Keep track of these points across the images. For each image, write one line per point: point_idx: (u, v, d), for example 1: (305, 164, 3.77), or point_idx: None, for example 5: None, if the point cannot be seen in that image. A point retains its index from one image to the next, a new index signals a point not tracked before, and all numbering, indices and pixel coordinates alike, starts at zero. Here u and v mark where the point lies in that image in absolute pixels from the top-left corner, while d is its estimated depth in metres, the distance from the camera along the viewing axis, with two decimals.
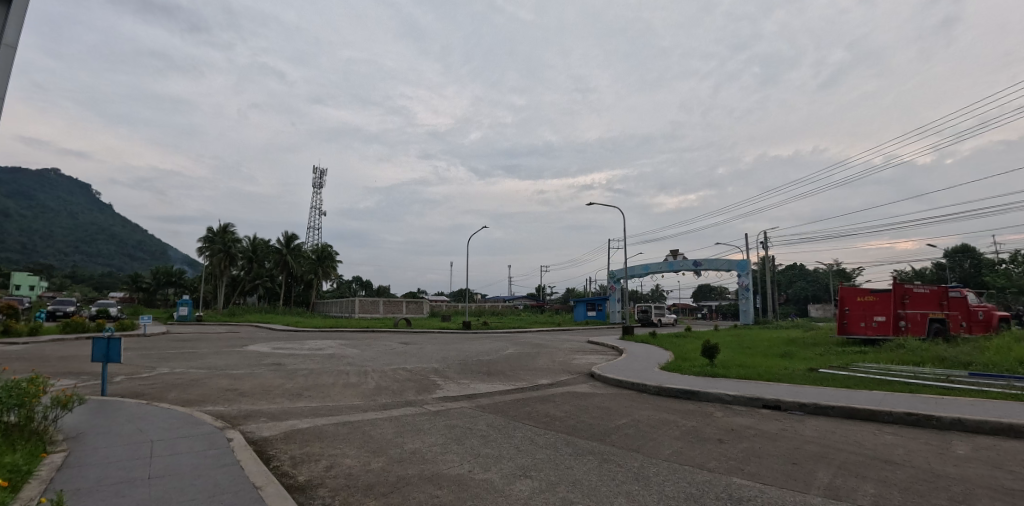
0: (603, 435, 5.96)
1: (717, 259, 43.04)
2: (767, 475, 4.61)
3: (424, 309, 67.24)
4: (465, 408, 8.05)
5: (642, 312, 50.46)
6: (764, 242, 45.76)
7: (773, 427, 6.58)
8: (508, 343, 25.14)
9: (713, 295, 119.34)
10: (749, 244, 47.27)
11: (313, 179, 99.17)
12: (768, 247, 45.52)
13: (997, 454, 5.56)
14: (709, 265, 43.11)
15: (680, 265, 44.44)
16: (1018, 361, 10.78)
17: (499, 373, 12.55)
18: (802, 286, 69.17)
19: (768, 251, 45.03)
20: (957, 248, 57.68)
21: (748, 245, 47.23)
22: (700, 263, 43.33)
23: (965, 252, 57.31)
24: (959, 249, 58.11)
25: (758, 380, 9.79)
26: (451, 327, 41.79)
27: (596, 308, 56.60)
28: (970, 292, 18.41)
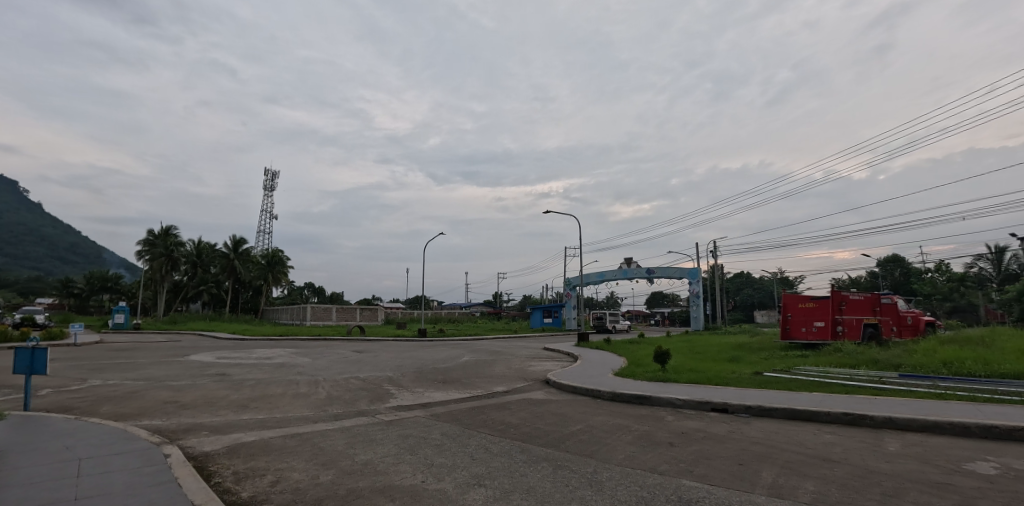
0: (558, 442, 5.98)
1: (670, 267, 44.43)
2: (714, 476, 4.77)
3: (379, 316, 65.76)
4: (420, 417, 7.90)
5: (598, 319, 51.33)
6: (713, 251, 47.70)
7: (721, 429, 6.81)
8: (464, 350, 24.92)
9: (666, 302, 123.03)
10: (699, 253, 49.17)
11: (265, 182, 95.82)
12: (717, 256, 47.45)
13: (924, 450, 5.98)
14: (662, 273, 44.45)
15: (634, 272, 45.64)
16: (941, 362, 11.67)
17: (455, 381, 12.41)
18: (748, 294, 72.37)
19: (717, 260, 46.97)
20: (888, 257, 62.14)
21: (698, 254, 49.13)
22: (653, 271, 44.62)
23: (896, 261, 61.82)
24: (891, 259, 62.57)
25: (707, 384, 10.14)
26: (407, 334, 41.02)
27: (553, 315, 57.13)
28: (900, 299, 19.80)
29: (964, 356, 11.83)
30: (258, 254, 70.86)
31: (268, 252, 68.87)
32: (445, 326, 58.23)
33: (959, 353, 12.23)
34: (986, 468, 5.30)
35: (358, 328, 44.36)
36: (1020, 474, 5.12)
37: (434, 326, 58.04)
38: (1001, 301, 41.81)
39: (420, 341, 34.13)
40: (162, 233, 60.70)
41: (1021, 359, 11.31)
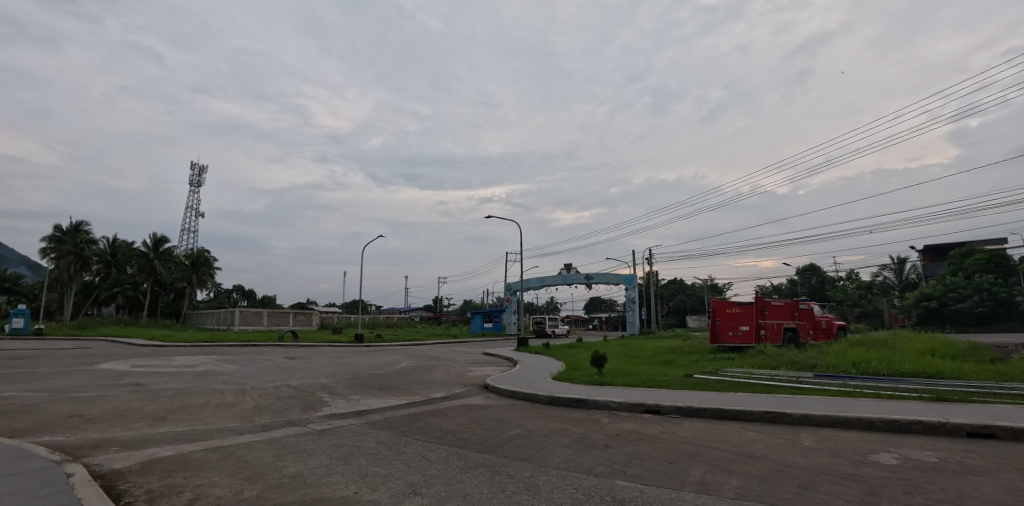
0: (496, 447, 5.97)
1: (608, 273, 45.84)
2: (647, 476, 4.93)
3: (314, 321, 63.00)
4: (355, 425, 7.63)
5: (538, 324, 52.04)
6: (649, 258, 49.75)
7: (654, 430, 7.08)
8: (402, 355, 24.42)
9: (604, 308, 126.97)
10: (636, 260, 51.05)
11: (192, 177, 89.67)
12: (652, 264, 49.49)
13: (835, 443, 6.50)
14: (601, 279, 45.76)
15: (573, 278, 46.64)
16: (851, 362, 12.80)
17: (392, 388, 12.12)
18: (681, 300, 75.95)
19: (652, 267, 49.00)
20: (806, 266, 67.41)
21: (635, 261, 51.01)
22: (592, 276, 45.82)
23: (812, 270, 67.19)
24: (808, 268, 67.91)
25: (641, 387, 10.51)
26: (344, 340, 39.54)
27: (494, 320, 57.28)
28: (816, 305, 21.49)
29: (870, 357, 13.04)
30: (181, 254, 65.96)
31: (193, 252, 64.35)
32: (383, 331, 56.78)
33: (865, 354, 13.43)
34: (888, 458, 5.85)
35: (291, 332, 42.32)
36: (915, 463, 5.69)
37: (372, 330, 56.37)
38: (901, 307, 46.59)
39: (358, 346, 33.11)
40: (70, 229, 55.25)
41: (916, 359, 12.65)
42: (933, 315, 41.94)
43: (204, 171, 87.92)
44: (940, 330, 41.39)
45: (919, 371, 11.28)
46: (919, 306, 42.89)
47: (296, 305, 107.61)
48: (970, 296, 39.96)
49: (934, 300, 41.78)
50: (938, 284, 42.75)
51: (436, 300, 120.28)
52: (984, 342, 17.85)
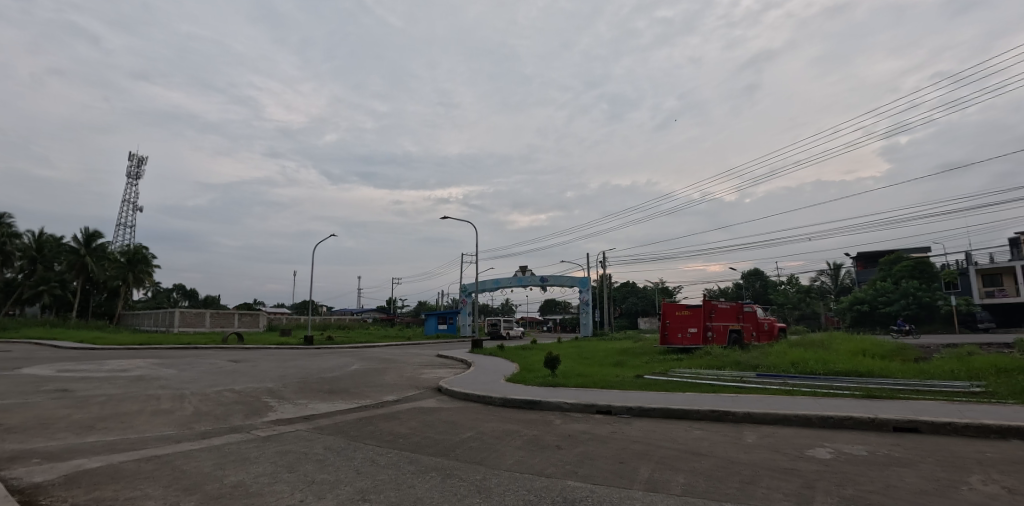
0: (448, 450, 5.90)
1: (563, 276, 46.44)
2: (596, 476, 5.00)
3: (261, 323, 60.50)
4: (302, 431, 7.36)
5: (492, 326, 52.03)
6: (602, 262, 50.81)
7: (605, 430, 7.20)
8: (353, 358, 23.78)
9: (558, 309, 128.40)
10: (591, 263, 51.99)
11: (129, 168, 84.26)
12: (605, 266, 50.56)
13: (775, 439, 6.83)
14: (555, 281, 46.29)
15: (528, 280, 46.96)
16: (790, 362, 13.47)
17: (342, 392, 11.79)
18: (633, 302, 77.85)
19: (605, 270, 50.09)
20: (751, 271, 70.69)
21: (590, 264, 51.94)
22: (547, 278, 46.30)
23: (756, 274, 70.52)
24: (752, 272, 71.24)
25: (594, 388, 10.68)
26: (293, 342, 38.13)
27: (448, 321, 56.84)
28: (759, 308, 22.53)
29: (807, 357, 13.78)
30: (116, 251, 61.77)
31: (130, 249, 60.45)
32: (336, 332, 55.19)
33: (803, 354, 14.20)
34: (823, 452, 6.19)
35: (235, 334, 40.47)
36: (847, 457, 6.05)
37: (323, 333, 54.67)
38: (836, 310, 49.53)
39: (306, 349, 32.02)
40: None
41: (848, 358, 13.47)
42: (865, 318, 44.78)
43: (142, 162, 83.02)
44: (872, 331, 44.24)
45: (850, 370, 12.02)
46: (852, 309, 45.61)
47: (242, 305, 102.97)
48: (897, 299, 43.01)
49: (866, 303, 44.64)
50: (869, 289, 45.74)
51: (390, 301, 117.79)
52: (907, 343, 19.28)
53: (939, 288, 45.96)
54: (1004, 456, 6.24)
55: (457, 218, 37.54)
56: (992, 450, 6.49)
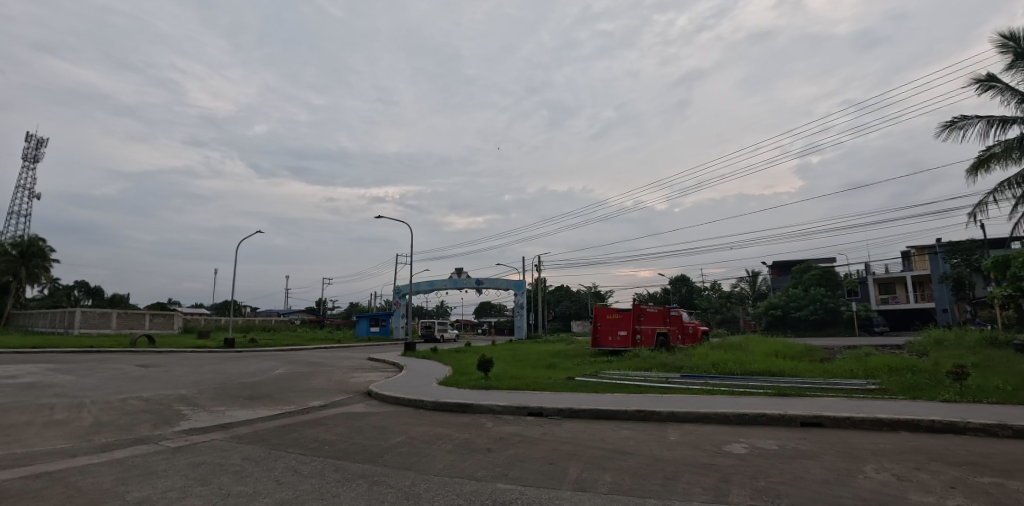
0: (375, 456, 5.75)
1: (498, 279, 46.78)
2: (526, 477, 5.05)
3: (176, 324, 56.26)
4: (218, 440, 6.90)
5: (426, 328, 51.33)
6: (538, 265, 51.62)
7: (536, 432, 7.30)
8: (277, 362, 22.51)
9: (494, 312, 128.94)
10: (527, 267, 52.66)
11: (25, 150, 75.72)
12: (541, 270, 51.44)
13: (696, 437, 7.21)
14: (490, 284, 46.44)
15: (463, 282, 46.82)
16: (712, 363, 14.31)
17: (265, 397, 11.19)
18: (566, 305, 79.38)
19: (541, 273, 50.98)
20: (678, 277, 74.32)
21: (526, 267, 52.59)
22: (482, 281, 46.35)
23: (683, 280, 74.29)
24: (680, 278, 74.93)
25: (526, 390, 10.79)
26: (212, 345, 35.70)
27: (381, 323, 55.44)
28: (685, 312, 23.74)
29: (727, 358, 14.69)
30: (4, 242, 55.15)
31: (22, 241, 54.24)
32: (261, 334, 52.57)
33: (723, 356, 15.11)
34: (739, 448, 6.60)
35: (146, 336, 37.18)
36: (760, 451, 6.49)
37: (247, 334, 52.19)
38: (754, 314, 53.09)
39: (227, 352, 30.03)
40: None
41: (763, 359, 14.49)
42: (779, 322, 48.32)
43: (40, 142, 74.95)
44: (784, 334, 47.82)
45: (765, 370, 12.94)
46: (768, 313, 49.17)
47: (155, 305, 95.06)
48: (807, 305, 46.71)
49: (779, 308, 48.17)
50: (782, 295, 49.38)
51: (320, 301, 113.03)
52: (813, 345, 21.03)
53: (842, 295, 50.54)
54: (893, 446, 6.95)
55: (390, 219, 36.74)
56: (883, 441, 7.21)
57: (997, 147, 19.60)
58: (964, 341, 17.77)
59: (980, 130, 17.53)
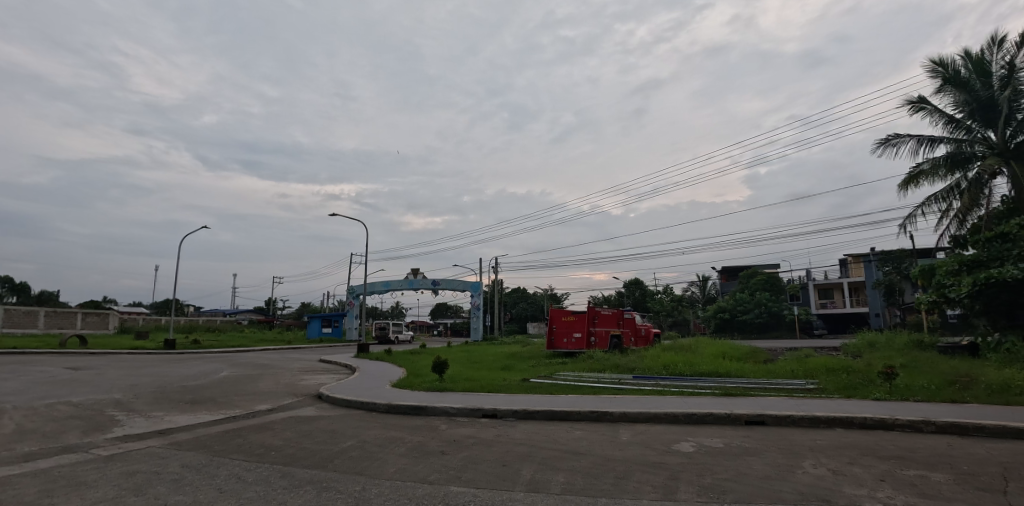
0: (325, 461, 5.60)
1: (455, 281, 46.48)
2: (480, 480, 5.05)
3: (111, 324, 52.85)
4: (155, 447, 6.53)
5: (380, 329, 50.41)
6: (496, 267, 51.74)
7: (490, 434, 7.30)
8: (221, 364, 21.51)
9: (450, 313, 128.12)
10: (484, 268, 52.65)
11: None
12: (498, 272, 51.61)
13: (646, 436, 7.42)
14: (447, 285, 46.15)
15: (420, 283, 46.34)
16: (662, 365, 14.77)
17: (207, 402, 10.68)
18: (523, 307, 79.70)
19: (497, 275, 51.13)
20: (632, 280, 76.20)
21: (483, 269, 52.57)
22: (438, 282, 46.05)
23: (636, 283, 76.25)
24: (634, 281, 76.85)
25: (481, 392, 10.79)
26: (151, 346, 33.75)
27: (333, 324, 54.00)
28: (638, 314, 24.39)
29: (677, 360, 15.18)
30: None
31: None
32: (203, 335, 50.05)
33: (674, 358, 15.60)
34: (687, 446, 6.84)
35: (75, 336, 34.72)
36: (706, 449, 6.75)
37: (188, 335, 49.89)
38: (703, 317, 54.99)
39: (166, 353, 28.47)
40: None
41: (711, 361, 15.07)
42: (727, 324, 50.26)
43: None
44: (731, 336, 49.84)
45: (712, 371, 13.48)
46: (717, 316, 50.94)
47: (86, 303, 88.83)
48: (752, 308, 48.82)
49: (727, 312, 50.16)
50: (730, 299, 51.35)
51: (270, 300, 108.73)
52: (760, 347, 21.96)
53: (784, 299, 53.24)
54: (829, 442, 7.39)
55: (344, 217, 35.88)
56: (820, 437, 7.65)
57: (925, 164, 21.16)
58: (895, 344, 19.11)
59: (911, 148, 18.88)
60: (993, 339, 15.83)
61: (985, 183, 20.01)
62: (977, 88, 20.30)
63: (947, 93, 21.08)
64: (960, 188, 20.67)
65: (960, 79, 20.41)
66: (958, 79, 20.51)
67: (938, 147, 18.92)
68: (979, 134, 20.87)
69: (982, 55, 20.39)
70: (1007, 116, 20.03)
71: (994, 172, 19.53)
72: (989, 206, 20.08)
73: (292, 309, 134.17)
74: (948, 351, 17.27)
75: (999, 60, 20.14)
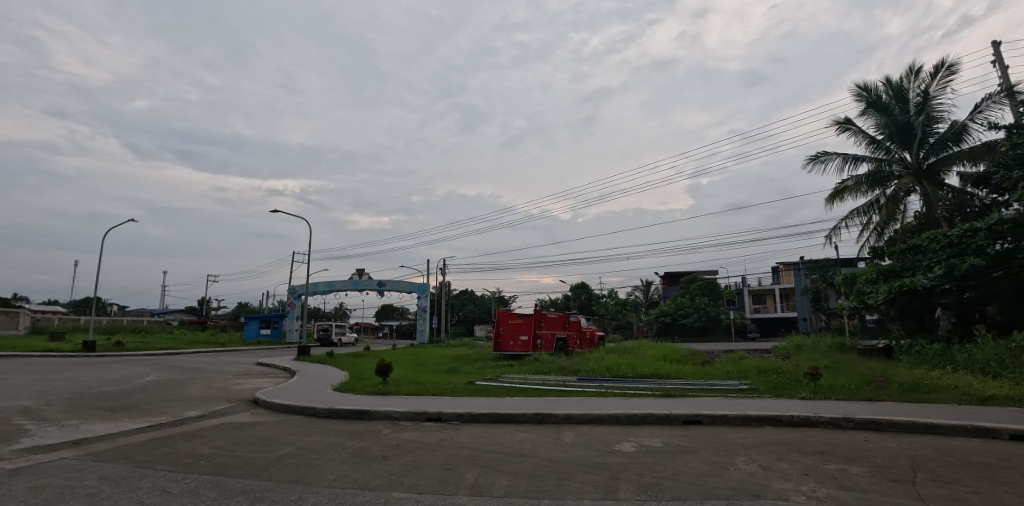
0: (260, 470, 5.37)
1: (401, 281, 45.79)
2: (423, 485, 5.00)
3: (19, 324, 48.20)
4: (69, 459, 6.03)
5: (322, 331, 48.75)
6: (443, 269, 51.42)
7: (434, 438, 7.25)
8: (149, 367, 20.16)
9: (396, 315, 125.83)
10: (432, 270, 52.16)
11: None
12: (445, 273, 51.34)
13: (588, 437, 7.60)
14: (392, 287, 45.34)
15: (365, 283, 45.28)
16: (606, 367, 15.17)
17: (130, 409, 9.96)
18: (470, 309, 79.48)
19: (445, 277, 50.80)
20: (579, 284, 77.73)
21: (432, 271, 52.06)
22: (384, 283, 45.20)
23: (583, 287, 77.85)
24: (581, 285, 78.39)
25: (425, 395, 10.68)
26: (65, 347, 31.12)
27: (272, 326, 51.69)
28: (583, 318, 24.90)
29: (620, 362, 15.63)
30: None
31: None
32: (125, 336, 46.59)
33: (617, 360, 16.04)
34: (628, 446, 7.07)
35: None
36: (645, 449, 7.00)
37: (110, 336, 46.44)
38: (646, 321, 56.85)
39: (84, 356, 26.41)
40: None
41: (651, 363, 15.63)
42: (668, 328, 52.17)
43: None
44: (671, 339, 51.80)
45: (653, 372, 13.99)
46: (659, 319, 52.78)
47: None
48: (692, 312, 51.09)
49: (669, 315, 52.07)
50: (671, 303, 53.41)
51: (203, 300, 102.53)
52: (698, 350, 23.02)
53: (721, 304, 56.01)
54: (759, 439, 7.86)
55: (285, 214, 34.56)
56: (751, 435, 8.12)
57: (848, 180, 22.90)
58: (820, 346, 20.54)
59: (837, 165, 20.45)
60: (905, 343, 17.38)
61: (900, 199, 21.94)
62: (895, 113, 22.25)
63: (869, 116, 22.96)
64: (879, 203, 22.53)
65: (881, 103, 22.30)
66: (879, 103, 22.38)
67: (861, 165, 20.56)
68: (897, 154, 22.85)
69: (901, 82, 22.38)
70: (920, 139, 22.05)
71: (908, 190, 21.44)
72: (903, 221, 22.01)
73: (226, 309, 127.34)
74: (866, 353, 18.76)
75: (915, 88, 22.18)
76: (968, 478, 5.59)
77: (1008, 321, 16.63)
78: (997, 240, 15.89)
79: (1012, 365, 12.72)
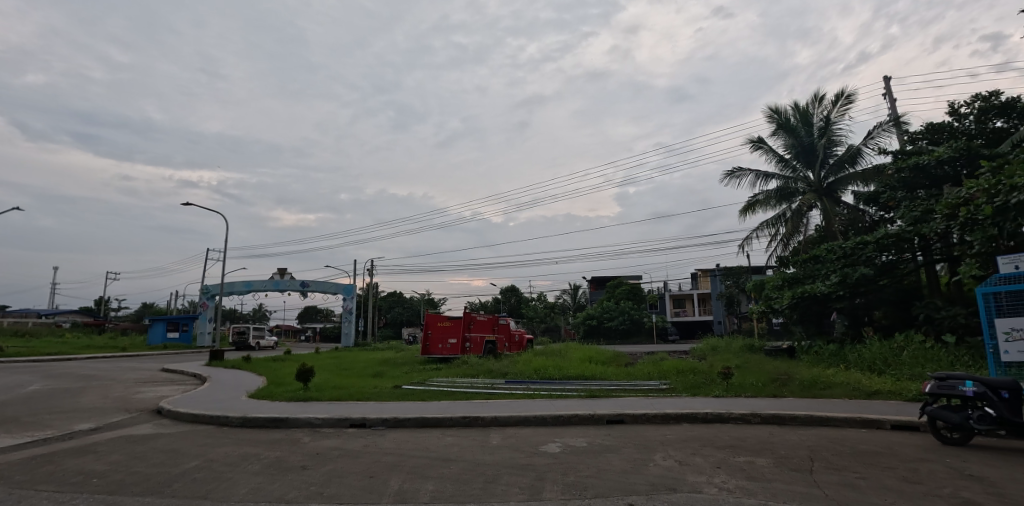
0: (163, 486, 4.96)
1: (326, 282, 43.89)
2: (344, 494, 4.85)
3: None
4: None
5: (237, 334, 45.64)
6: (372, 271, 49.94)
7: (358, 444, 7.04)
8: (31, 375, 17.95)
9: (320, 317, 120.38)
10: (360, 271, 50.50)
11: None
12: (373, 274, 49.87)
13: (515, 439, 7.70)
14: (317, 287, 43.39)
15: (286, 284, 42.96)
16: (534, 369, 15.43)
17: (5, 422, 8.81)
18: (399, 312, 77.61)
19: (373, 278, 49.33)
20: (510, 287, 78.51)
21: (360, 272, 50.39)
22: (307, 284, 43.08)
23: (514, 290, 78.71)
24: (512, 288, 79.21)
25: (348, 401, 10.32)
26: None
27: (180, 328, 47.59)
28: (512, 320, 25.16)
29: (548, 364, 15.98)
30: None
31: None
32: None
33: (545, 362, 16.38)
34: (553, 447, 7.25)
35: None
36: (570, 449, 7.22)
37: None
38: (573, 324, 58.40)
39: None
40: None
41: (577, 365, 16.12)
42: (594, 330, 53.84)
43: None
44: (597, 341, 53.49)
45: (579, 374, 14.43)
46: (586, 322, 54.40)
47: None
48: (618, 316, 53.18)
49: (595, 318, 53.75)
50: (598, 306, 55.24)
51: (99, 300, 92.36)
52: (622, 352, 24.03)
53: (644, 308, 58.83)
54: (676, 436, 8.36)
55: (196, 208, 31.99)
56: (670, 432, 8.62)
57: (759, 194, 24.95)
58: (733, 347, 22.24)
59: (751, 180, 22.22)
60: (806, 343, 19.19)
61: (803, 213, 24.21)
62: (802, 135, 24.58)
63: (780, 137, 25.17)
64: (786, 217, 24.72)
65: (790, 125, 24.53)
66: (788, 125, 24.61)
67: (770, 181, 22.51)
68: (801, 173, 25.21)
69: (807, 108, 24.77)
70: (822, 160, 24.48)
71: (810, 206, 23.71)
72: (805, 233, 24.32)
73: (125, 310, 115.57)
74: (773, 353, 20.48)
75: (818, 113, 24.61)
76: (855, 466, 6.27)
77: (891, 323, 19.00)
78: (882, 252, 17.91)
79: (892, 365, 14.42)
